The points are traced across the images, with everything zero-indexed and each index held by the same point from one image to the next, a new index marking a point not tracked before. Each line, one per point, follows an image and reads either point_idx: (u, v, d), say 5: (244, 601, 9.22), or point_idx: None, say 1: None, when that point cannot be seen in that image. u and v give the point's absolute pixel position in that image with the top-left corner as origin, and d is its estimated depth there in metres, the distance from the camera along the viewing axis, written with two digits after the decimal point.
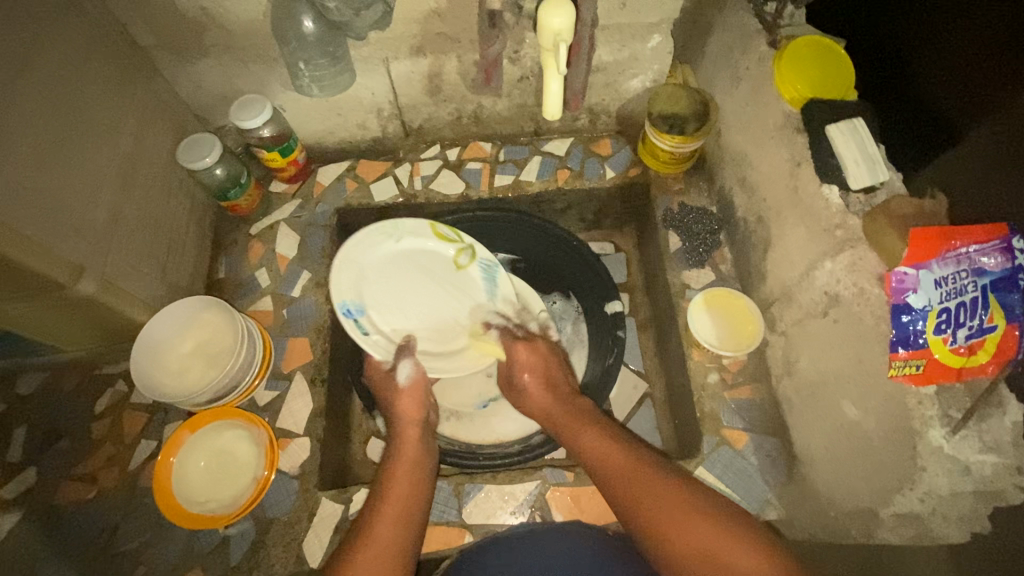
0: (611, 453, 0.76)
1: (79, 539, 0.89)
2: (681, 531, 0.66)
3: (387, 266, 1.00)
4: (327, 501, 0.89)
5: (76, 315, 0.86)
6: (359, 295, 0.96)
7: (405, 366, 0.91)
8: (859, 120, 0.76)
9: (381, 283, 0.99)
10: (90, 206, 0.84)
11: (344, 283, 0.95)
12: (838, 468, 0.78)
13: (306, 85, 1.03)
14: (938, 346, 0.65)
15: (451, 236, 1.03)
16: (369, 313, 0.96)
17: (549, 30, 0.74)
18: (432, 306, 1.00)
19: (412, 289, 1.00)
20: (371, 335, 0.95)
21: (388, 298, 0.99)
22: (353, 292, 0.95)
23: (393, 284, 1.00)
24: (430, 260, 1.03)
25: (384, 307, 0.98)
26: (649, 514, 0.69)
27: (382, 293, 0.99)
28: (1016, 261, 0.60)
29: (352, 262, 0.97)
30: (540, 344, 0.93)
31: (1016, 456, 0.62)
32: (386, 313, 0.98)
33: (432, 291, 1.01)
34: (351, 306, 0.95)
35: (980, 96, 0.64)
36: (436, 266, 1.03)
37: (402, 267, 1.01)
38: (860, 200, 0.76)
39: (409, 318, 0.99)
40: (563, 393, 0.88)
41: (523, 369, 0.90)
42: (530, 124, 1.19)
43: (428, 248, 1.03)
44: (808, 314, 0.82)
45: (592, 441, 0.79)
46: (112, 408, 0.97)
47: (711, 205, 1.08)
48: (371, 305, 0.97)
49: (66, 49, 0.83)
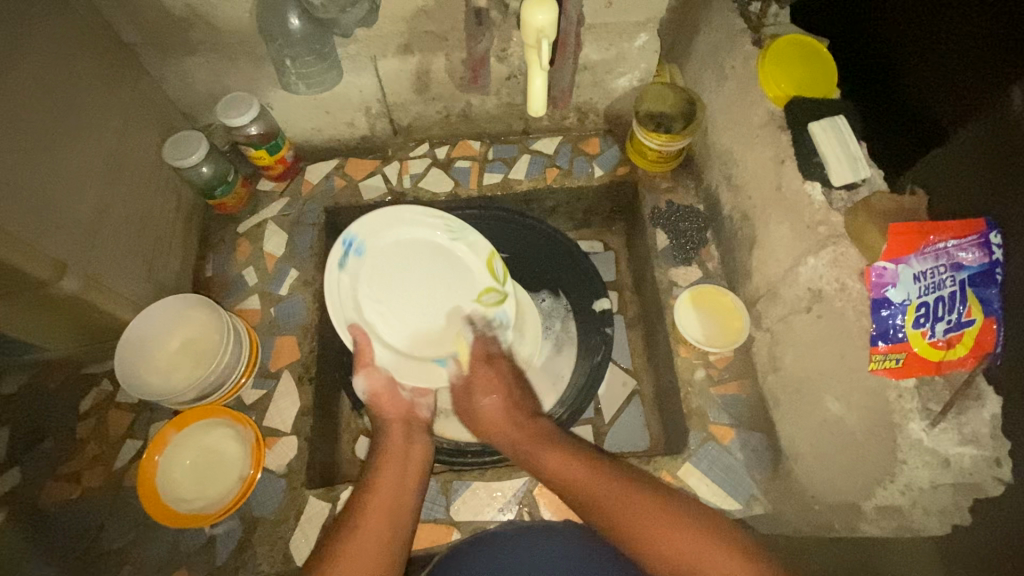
0: (580, 474, 0.76)
1: (62, 541, 0.88)
2: (662, 539, 0.67)
3: (409, 246, 0.95)
4: (313, 500, 0.88)
5: (58, 314, 0.86)
6: (370, 241, 0.93)
7: (360, 381, 0.89)
8: (841, 116, 0.78)
9: (396, 250, 0.95)
10: (74, 203, 0.84)
11: (372, 222, 0.92)
12: (823, 463, 0.79)
13: (292, 82, 1.04)
14: (918, 339, 0.66)
15: (500, 275, 0.97)
16: (365, 263, 0.93)
17: (533, 28, 0.75)
18: (421, 306, 0.95)
19: (412, 280, 0.95)
20: (343, 274, 0.90)
21: (390, 266, 0.94)
22: (367, 233, 0.92)
23: (403, 262, 0.95)
24: (457, 268, 0.97)
25: (372, 275, 0.93)
26: (628, 526, 0.69)
27: (388, 264, 0.94)
28: (993, 256, 0.61)
29: (393, 220, 0.93)
30: (501, 365, 0.93)
31: (994, 448, 0.65)
32: (372, 279, 0.93)
33: (432, 295, 0.96)
34: (353, 242, 0.91)
35: (958, 101, 0.66)
36: (462, 280, 0.97)
37: (428, 256, 0.96)
38: (842, 196, 0.77)
39: (387, 294, 0.94)
40: (520, 418, 0.87)
41: (479, 392, 0.90)
42: (518, 123, 1.19)
43: (464, 259, 0.97)
44: (792, 310, 0.83)
45: (555, 465, 0.78)
46: (98, 407, 0.96)
47: (697, 203, 1.08)
48: (372, 259, 0.93)
49: (50, 45, 0.83)
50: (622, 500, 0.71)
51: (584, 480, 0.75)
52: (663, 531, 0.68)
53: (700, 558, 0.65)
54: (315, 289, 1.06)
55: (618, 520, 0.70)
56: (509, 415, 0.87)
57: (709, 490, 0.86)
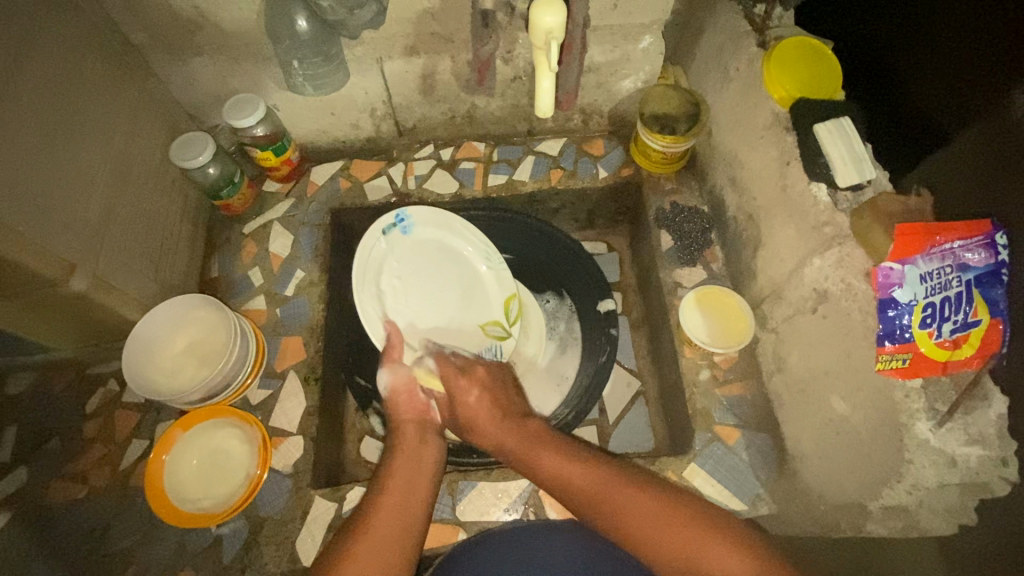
0: (577, 477, 0.75)
1: (68, 541, 0.88)
2: (671, 541, 0.67)
3: (441, 253, 1.02)
4: (319, 500, 0.89)
5: (66, 314, 0.86)
6: (418, 227, 1.00)
7: (383, 374, 0.90)
8: (846, 117, 0.79)
9: (430, 249, 1.01)
10: (81, 203, 0.84)
11: (430, 214, 1.00)
12: (829, 464, 0.79)
13: (299, 83, 1.04)
14: (924, 339, 0.67)
15: (513, 317, 1.02)
16: (405, 243, 0.99)
17: (542, 28, 0.76)
18: (433, 305, 1.00)
19: (434, 279, 1.01)
20: (383, 241, 0.97)
21: (422, 259, 1.00)
22: (421, 220, 1.00)
23: (433, 263, 1.01)
24: (476, 288, 1.03)
25: (404, 257, 0.99)
26: (633, 529, 0.69)
27: (421, 256, 1.00)
28: (999, 257, 0.62)
29: (444, 223, 1.01)
30: (480, 374, 0.88)
31: (1000, 447, 0.65)
32: (400, 261, 0.99)
33: (446, 300, 1.01)
34: (404, 219, 0.98)
35: (961, 103, 0.66)
36: (476, 300, 1.02)
37: (455, 269, 1.02)
38: (847, 197, 0.78)
39: (410, 278, 0.99)
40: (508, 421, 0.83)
41: (466, 392, 0.85)
42: (523, 124, 1.20)
43: (487, 286, 1.03)
44: (798, 311, 0.83)
45: (550, 467, 0.77)
46: (104, 408, 0.97)
47: (702, 204, 1.09)
48: (412, 243, 1.00)
49: (58, 46, 0.83)
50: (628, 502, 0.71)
51: (583, 482, 0.74)
52: (672, 533, 0.67)
53: (710, 558, 0.65)
54: (321, 289, 1.06)
55: (619, 518, 0.70)
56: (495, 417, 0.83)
57: (714, 490, 0.86)
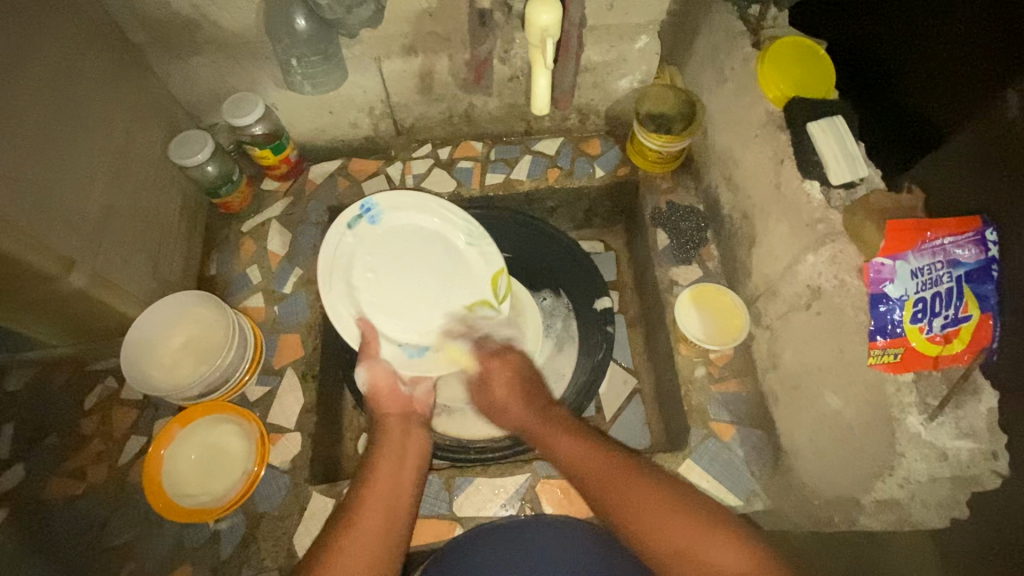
0: (585, 456, 0.79)
1: (65, 537, 0.88)
2: (660, 524, 0.69)
3: (418, 235, 0.97)
4: (317, 496, 0.89)
5: (65, 310, 0.87)
6: (386, 214, 0.96)
7: (360, 372, 0.92)
8: (839, 116, 0.80)
9: (405, 233, 0.97)
10: (80, 200, 0.84)
11: (396, 197, 0.95)
12: (823, 459, 0.80)
13: (298, 82, 1.04)
14: (915, 334, 0.68)
15: (501, 294, 0.98)
16: (377, 230, 0.95)
17: (538, 26, 0.77)
18: (415, 292, 0.96)
19: (412, 263, 0.96)
20: (350, 233, 0.93)
21: (396, 243, 0.96)
22: (387, 204, 0.95)
23: (409, 246, 0.96)
24: (460, 267, 0.98)
25: (375, 246, 0.95)
26: (626, 508, 0.71)
27: (396, 241, 0.96)
28: (988, 252, 0.62)
29: (415, 203, 0.96)
30: (512, 358, 0.95)
31: (990, 441, 0.65)
32: (371, 251, 0.95)
33: (426, 285, 0.96)
34: (371, 207, 0.95)
35: (953, 103, 0.67)
36: (461, 282, 0.97)
37: (436, 250, 0.97)
38: (841, 195, 0.77)
39: (385, 268, 0.95)
40: (535, 405, 0.91)
41: (496, 384, 0.94)
42: (520, 124, 1.21)
43: (471, 264, 0.98)
44: (792, 307, 0.84)
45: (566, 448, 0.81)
46: (102, 404, 0.97)
47: (697, 203, 1.09)
48: (384, 229, 0.96)
49: (60, 44, 0.84)
50: (623, 485, 0.73)
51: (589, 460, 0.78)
52: (662, 519, 0.69)
53: (699, 548, 0.66)
54: (319, 287, 1.07)
55: (616, 500, 0.73)
56: (522, 406, 0.91)
57: (709, 486, 0.87)
